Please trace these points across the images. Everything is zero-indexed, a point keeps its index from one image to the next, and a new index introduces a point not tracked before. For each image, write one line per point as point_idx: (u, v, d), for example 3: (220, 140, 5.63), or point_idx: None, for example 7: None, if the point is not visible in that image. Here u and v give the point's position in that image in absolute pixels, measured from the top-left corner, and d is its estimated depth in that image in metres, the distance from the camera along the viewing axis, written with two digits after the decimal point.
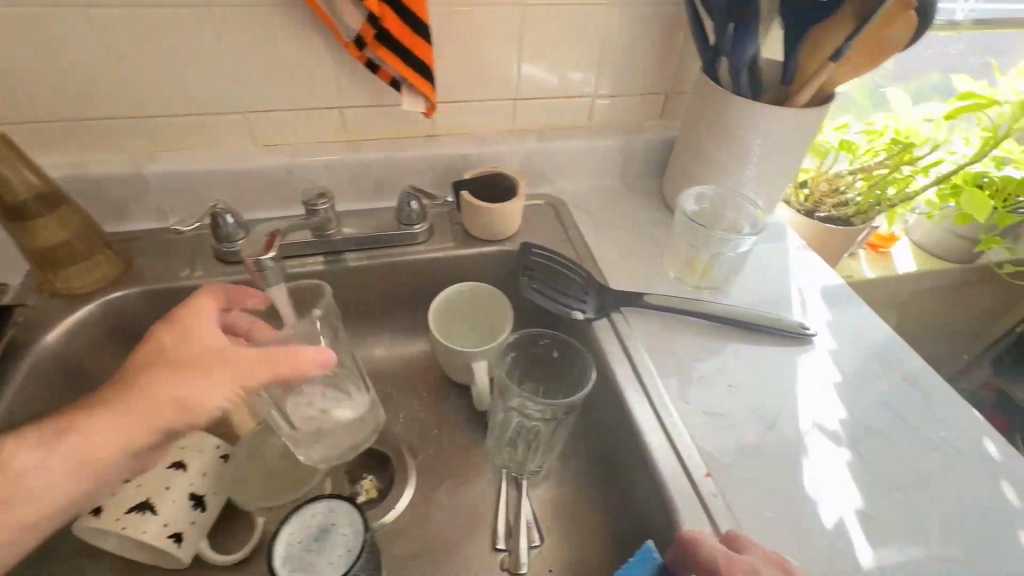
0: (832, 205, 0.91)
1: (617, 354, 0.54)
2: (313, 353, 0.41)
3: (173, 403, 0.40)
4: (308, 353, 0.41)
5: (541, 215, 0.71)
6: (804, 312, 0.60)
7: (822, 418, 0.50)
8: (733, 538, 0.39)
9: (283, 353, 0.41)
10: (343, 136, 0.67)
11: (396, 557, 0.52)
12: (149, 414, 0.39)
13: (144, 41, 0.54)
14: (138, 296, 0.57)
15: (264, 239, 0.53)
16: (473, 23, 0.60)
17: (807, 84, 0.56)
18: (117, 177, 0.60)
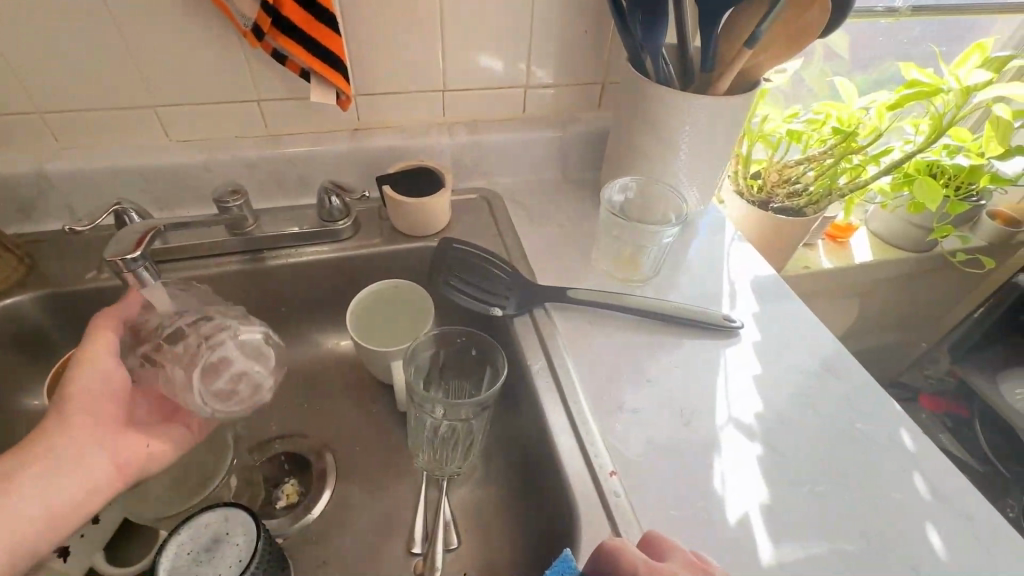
0: (785, 196, 0.90)
1: (537, 351, 0.52)
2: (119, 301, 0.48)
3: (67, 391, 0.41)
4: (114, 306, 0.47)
5: (474, 210, 0.69)
6: (734, 305, 0.60)
7: (739, 413, 0.49)
8: (654, 543, 0.36)
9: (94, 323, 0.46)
10: (264, 130, 0.64)
11: (307, 565, 0.50)
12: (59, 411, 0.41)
13: (30, 31, 0.51)
14: (41, 299, 0.55)
15: (133, 237, 0.46)
16: (389, 11, 0.58)
17: (728, 70, 0.55)
18: (19, 176, 0.58)
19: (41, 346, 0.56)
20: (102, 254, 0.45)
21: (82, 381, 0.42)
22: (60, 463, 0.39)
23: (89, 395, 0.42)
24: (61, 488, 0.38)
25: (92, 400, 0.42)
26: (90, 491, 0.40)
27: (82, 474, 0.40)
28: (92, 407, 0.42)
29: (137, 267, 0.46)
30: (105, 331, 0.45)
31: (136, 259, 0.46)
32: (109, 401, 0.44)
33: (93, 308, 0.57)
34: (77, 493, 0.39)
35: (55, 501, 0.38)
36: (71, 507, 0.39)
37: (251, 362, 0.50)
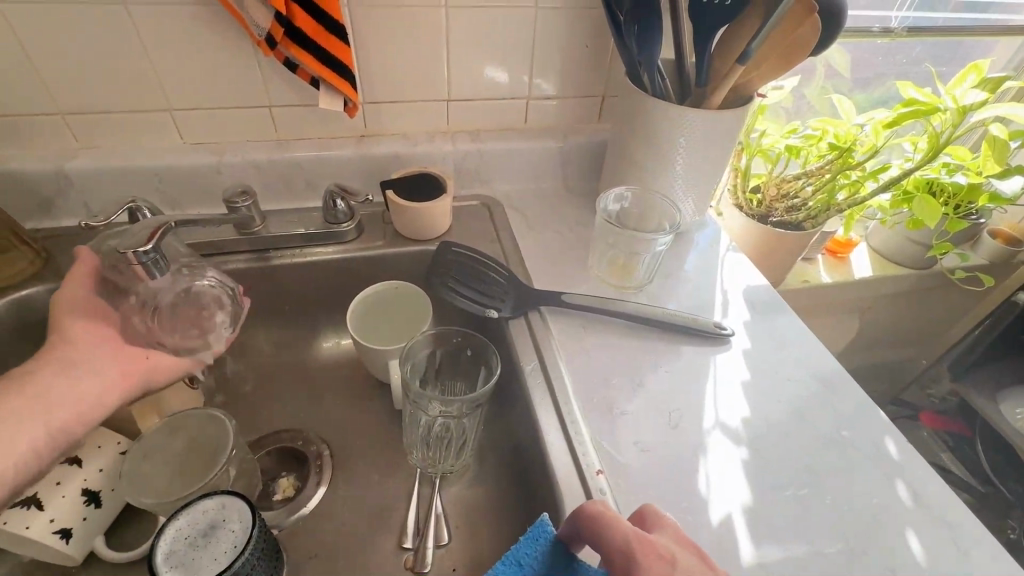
0: (783, 210, 0.92)
1: (530, 352, 0.54)
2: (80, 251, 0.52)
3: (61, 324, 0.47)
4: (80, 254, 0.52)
5: (476, 216, 0.71)
6: (726, 313, 0.61)
7: (726, 417, 0.50)
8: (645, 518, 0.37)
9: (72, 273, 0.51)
10: (274, 135, 0.67)
11: (300, 557, 0.51)
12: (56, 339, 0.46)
13: (57, 37, 0.54)
14: (55, 291, 0.57)
15: (146, 231, 0.49)
16: (398, 23, 0.61)
17: (720, 86, 0.56)
18: (39, 173, 0.60)
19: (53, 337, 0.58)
20: (117, 247, 0.48)
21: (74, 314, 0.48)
22: (69, 372, 0.45)
23: (81, 318, 0.48)
24: (71, 390, 0.44)
25: (85, 326, 0.48)
26: (98, 397, 0.45)
27: (88, 381, 0.45)
28: (86, 328, 0.47)
29: (148, 261, 0.49)
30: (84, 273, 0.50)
31: (147, 253, 0.48)
32: (105, 327, 0.49)
33: None
34: (88, 396, 0.45)
35: (68, 401, 0.44)
36: (86, 409, 0.45)
37: (212, 308, 0.54)
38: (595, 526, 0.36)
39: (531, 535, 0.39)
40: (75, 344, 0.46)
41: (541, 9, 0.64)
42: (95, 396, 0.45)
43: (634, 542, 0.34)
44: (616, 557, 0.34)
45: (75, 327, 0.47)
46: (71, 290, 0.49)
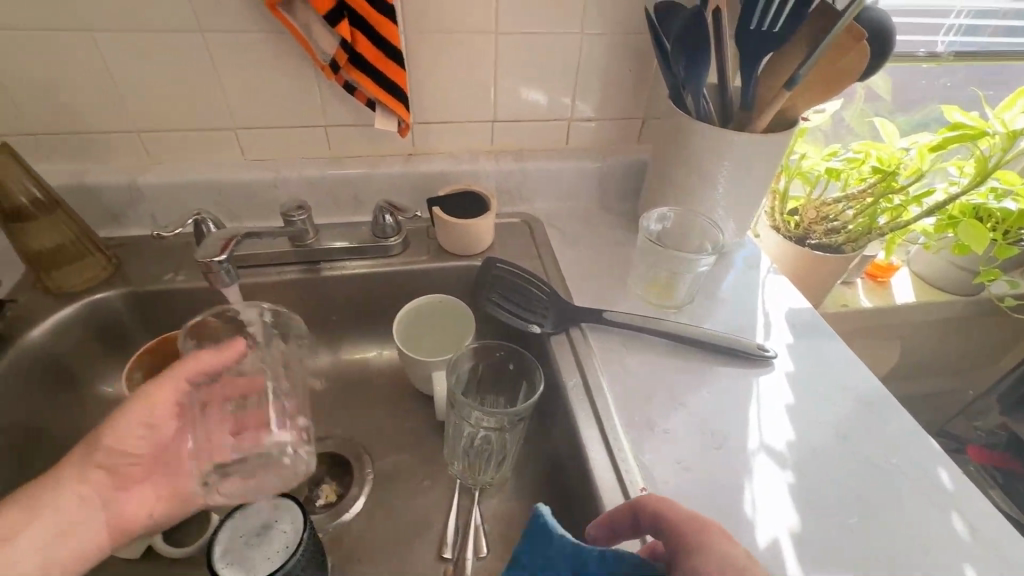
0: (822, 232, 0.91)
1: (571, 367, 0.55)
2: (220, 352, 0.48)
3: (96, 452, 0.44)
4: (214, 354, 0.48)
5: (516, 233, 0.73)
6: (767, 334, 0.61)
7: (770, 439, 0.50)
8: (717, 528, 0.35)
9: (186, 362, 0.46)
10: (327, 152, 0.70)
11: (342, 561, 0.52)
12: (83, 466, 0.44)
13: (140, 62, 0.59)
14: (124, 296, 0.61)
15: (222, 242, 0.53)
16: (450, 49, 0.64)
17: (766, 109, 0.57)
18: (113, 185, 0.65)
19: (120, 339, 0.62)
20: (194, 256, 0.52)
21: (124, 436, 0.45)
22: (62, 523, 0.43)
23: (110, 451, 0.45)
24: (48, 545, 0.41)
25: (116, 456, 0.45)
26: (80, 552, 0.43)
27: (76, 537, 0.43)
28: (113, 463, 0.45)
29: (223, 269, 0.53)
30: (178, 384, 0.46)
31: (222, 261, 0.52)
32: (135, 460, 0.46)
33: (166, 308, 0.63)
34: (66, 553, 0.42)
35: (47, 557, 0.41)
36: (65, 564, 0.42)
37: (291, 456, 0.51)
38: (649, 513, 0.37)
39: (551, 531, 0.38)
40: (85, 484, 0.44)
41: (585, 35, 0.66)
42: (70, 553, 0.43)
43: (694, 520, 0.35)
44: (672, 533, 0.35)
45: (99, 461, 0.45)
46: (137, 408, 0.45)
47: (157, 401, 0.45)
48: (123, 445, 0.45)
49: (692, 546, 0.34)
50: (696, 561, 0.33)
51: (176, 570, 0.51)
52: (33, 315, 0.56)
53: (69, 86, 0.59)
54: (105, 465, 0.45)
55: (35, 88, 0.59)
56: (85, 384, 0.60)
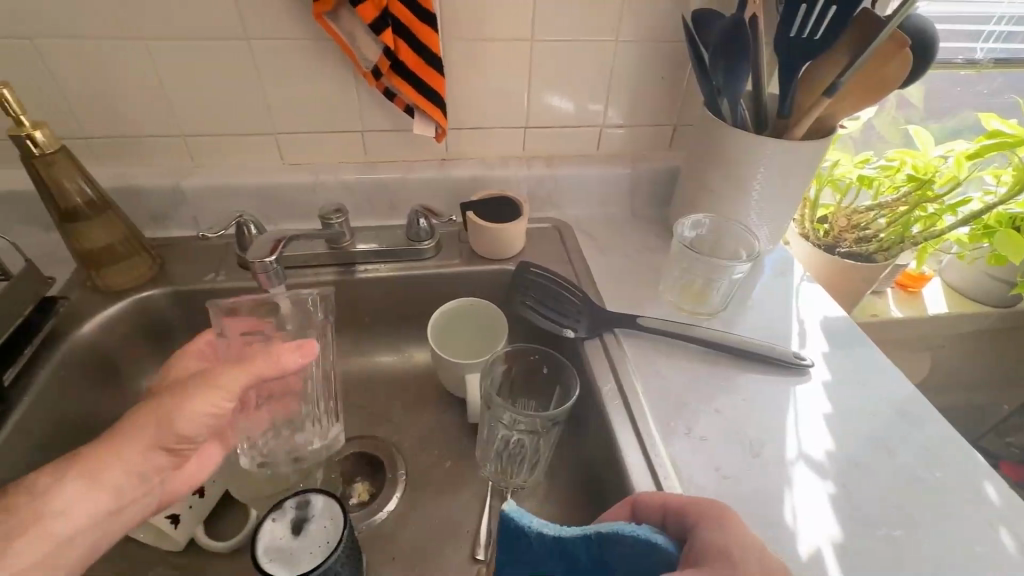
0: (853, 240, 0.89)
1: (606, 372, 0.55)
2: (299, 354, 0.47)
3: (168, 433, 0.42)
4: (292, 355, 0.47)
5: (547, 238, 0.73)
6: (802, 343, 0.60)
7: (809, 448, 0.49)
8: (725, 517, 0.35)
9: (266, 358, 0.46)
10: (363, 157, 0.72)
11: (376, 558, 0.53)
12: (151, 444, 0.41)
13: (189, 69, 0.61)
14: (168, 294, 0.63)
15: (271, 243, 0.58)
16: (486, 56, 0.65)
17: (803, 117, 0.57)
18: (159, 188, 0.67)
19: (163, 336, 0.64)
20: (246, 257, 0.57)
21: (193, 419, 0.43)
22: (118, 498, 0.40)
23: (173, 436, 0.42)
24: (100, 522, 0.40)
25: (181, 437, 0.43)
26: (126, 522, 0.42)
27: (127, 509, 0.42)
28: (178, 442, 0.43)
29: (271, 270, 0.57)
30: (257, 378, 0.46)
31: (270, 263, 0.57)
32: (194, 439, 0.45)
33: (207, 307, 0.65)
34: (115, 527, 0.41)
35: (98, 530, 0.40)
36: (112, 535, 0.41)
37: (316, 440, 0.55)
38: (649, 504, 0.39)
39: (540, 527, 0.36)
40: (147, 461, 0.42)
41: (620, 43, 0.66)
42: (118, 526, 0.41)
43: (702, 504, 0.36)
44: (676, 521, 0.37)
45: (167, 442, 0.42)
46: (208, 396, 0.43)
47: (231, 391, 0.44)
48: (192, 428, 0.43)
49: (706, 521, 0.35)
50: (709, 533, 0.34)
51: (217, 562, 0.52)
52: (83, 312, 0.58)
53: (121, 91, 0.62)
54: (164, 445, 0.42)
55: (90, 94, 0.61)
56: (128, 379, 0.62)
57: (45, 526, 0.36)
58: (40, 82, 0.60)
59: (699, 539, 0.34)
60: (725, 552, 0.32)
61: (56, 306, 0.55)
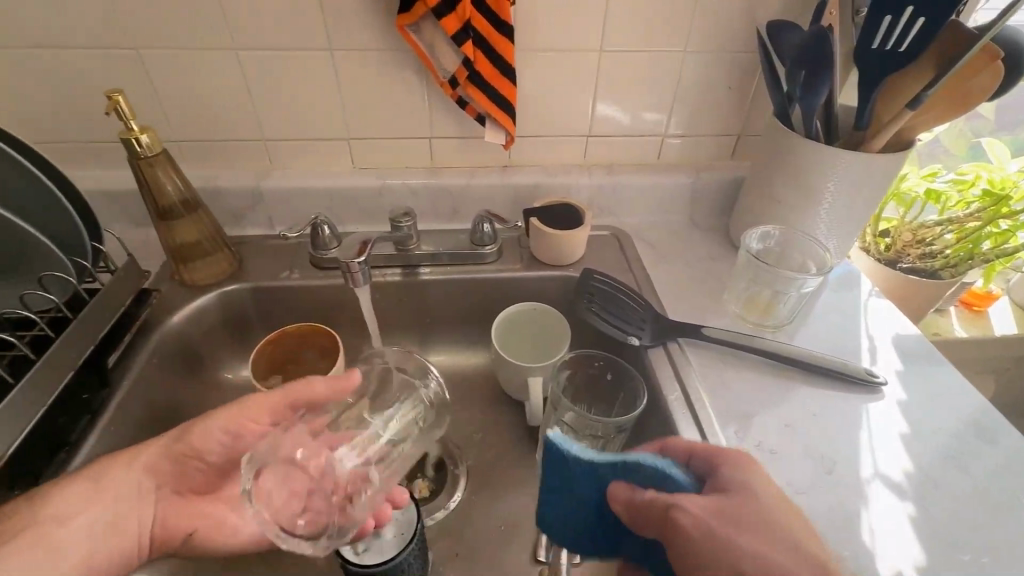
0: (917, 256, 0.85)
1: (671, 380, 0.55)
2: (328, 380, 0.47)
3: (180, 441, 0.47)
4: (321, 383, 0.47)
5: (605, 245, 0.74)
6: (873, 360, 0.59)
7: (884, 468, 0.48)
8: (745, 459, 0.39)
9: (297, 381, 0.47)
10: (428, 163, 0.74)
11: (440, 553, 0.55)
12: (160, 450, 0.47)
13: (274, 78, 0.65)
14: (247, 290, 0.67)
15: (357, 246, 0.60)
16: (555, 65, 0.66)
17: (882, 130, 0.56)
18: (240, 189, 0.71)
19: (240, 329, 0.68)
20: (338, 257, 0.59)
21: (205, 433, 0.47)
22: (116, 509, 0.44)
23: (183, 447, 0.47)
24: (99, 526, 0.43)
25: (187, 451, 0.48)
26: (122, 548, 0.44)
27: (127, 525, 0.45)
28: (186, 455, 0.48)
29: (359, 270, 0.59)
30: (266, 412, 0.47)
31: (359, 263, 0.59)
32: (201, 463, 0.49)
33: (281, 303, 0.68)
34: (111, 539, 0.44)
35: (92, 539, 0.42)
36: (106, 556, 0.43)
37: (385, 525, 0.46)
38: (675, 443, 0.41)
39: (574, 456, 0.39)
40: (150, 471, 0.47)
41: (689, 53, 0.67)
42: (115, 544, 0.44)
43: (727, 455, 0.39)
44: (698, 458, 0.40)
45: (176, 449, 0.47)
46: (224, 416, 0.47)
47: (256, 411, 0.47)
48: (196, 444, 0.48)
49: (731, 467, 0.38)
50: (731, 477, 0.37)
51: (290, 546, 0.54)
52: (172, 304, 0.62)
53: (212, 98, 0.66)
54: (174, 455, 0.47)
55: (184, 101, 0.66)
56: (209, 368, 0.66)
57: (47, 527, 0.40)
58: (142, 88, 0.64)
59: (720, 479, 0.37)
60: (749, 489, 0.36)
61: (149, 296, 0.59)
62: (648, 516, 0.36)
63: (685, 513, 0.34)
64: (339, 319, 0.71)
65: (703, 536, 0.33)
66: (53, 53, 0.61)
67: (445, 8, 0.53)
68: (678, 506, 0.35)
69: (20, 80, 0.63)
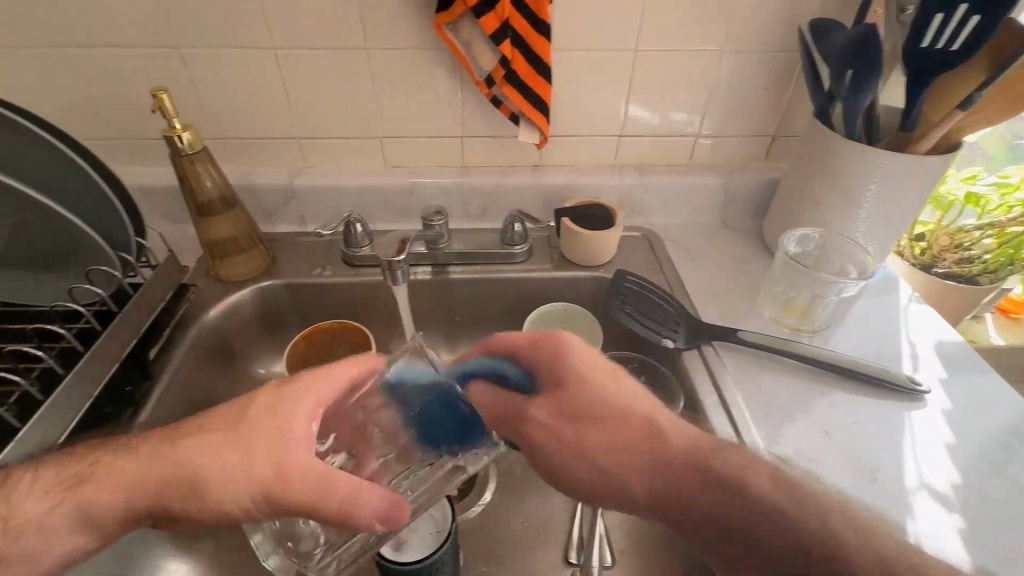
0: (954, 261, 0.83)
1: (706, 383, 0.54)
2: (375, 505, 0.36)
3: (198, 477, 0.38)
4: (370, 504, 0.36)
5: (636, 246, 0.73)
6: (915, 367, 0.57)
7: (931, 478, 0.47)
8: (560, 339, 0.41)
9: (343, 482, 0.37)
10: (459, 162, 0.74)
11: (470, 551, 0.55)
12: (167, 475, 0.39)
13: (310, 76, 0.65)
14: (280, 286, 0.67)
15: (396, 245, 0.60)
16: (590, 64, 0.66)
17: (930, 132, 0.54)
18: (274, 186, 0.72)
19: (273, 324, 0.69)
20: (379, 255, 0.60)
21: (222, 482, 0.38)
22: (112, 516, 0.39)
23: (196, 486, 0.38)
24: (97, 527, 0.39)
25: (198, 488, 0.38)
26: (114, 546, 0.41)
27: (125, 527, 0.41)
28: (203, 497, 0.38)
29: (399, 268, 0.60)
30: (279, 505, 0.38)
31: (400, 263, 0.59)
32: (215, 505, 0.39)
33: (313, 299, 0.69)
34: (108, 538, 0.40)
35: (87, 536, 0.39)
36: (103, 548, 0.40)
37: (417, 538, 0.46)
38: (505, 344, 0.42)
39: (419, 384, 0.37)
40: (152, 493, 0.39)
41: (726, 53, 0.66)
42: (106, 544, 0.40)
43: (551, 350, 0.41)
44: (525, 353, 0.42)
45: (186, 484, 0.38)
46: (243, 468, 0.38)
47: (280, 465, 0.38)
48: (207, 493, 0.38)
49: (553, 357, 0.41)
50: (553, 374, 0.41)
51: None
52: (209, 299, 0.63)
53: (249, 96, 0.66)
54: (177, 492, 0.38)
55: (221, 99, 0.67)
56: (243, 363, 0.67)
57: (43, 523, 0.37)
58: (181, 86, 0.65)
59: (548, 372, 0.41)
60: (581, 383, 0.40)
61: (186, 291, 0.61)
62: (499, 421, 0.39)
63: (535, 422, 0.40)
64: (369, 316, 0.71)
65: (540, 426, 0.40)
66: (98, 52, 0.63)
67: (484, 7, 0.53)
68: (528, 413, 0.40)
69: (64, 78, 0.65)
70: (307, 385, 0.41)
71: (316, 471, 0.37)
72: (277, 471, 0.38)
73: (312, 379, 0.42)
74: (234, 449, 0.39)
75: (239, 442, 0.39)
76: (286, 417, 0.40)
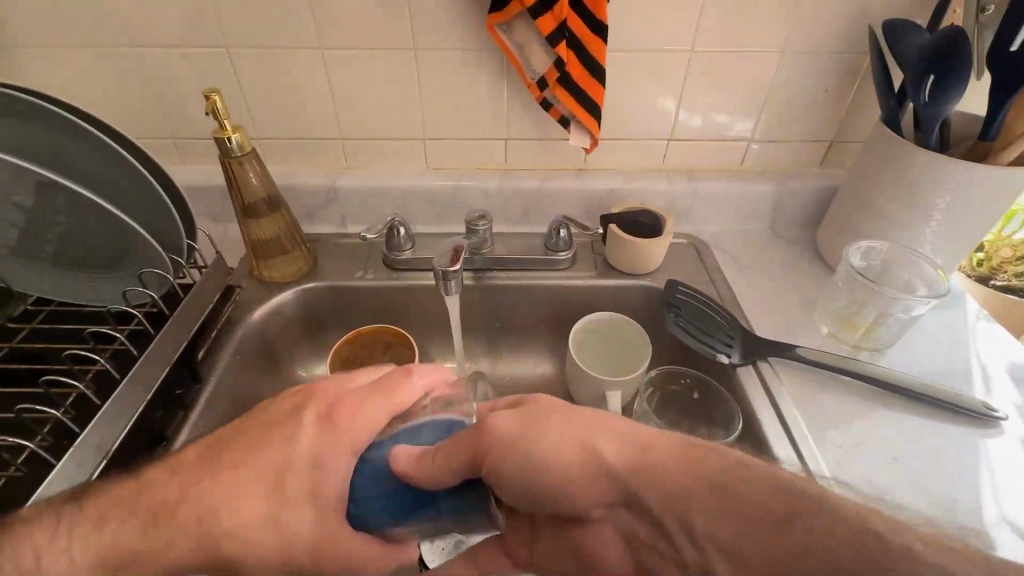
0: (1014, 274, 0.77)
1: (762, 398, 0.53)
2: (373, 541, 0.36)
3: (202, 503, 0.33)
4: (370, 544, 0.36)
5: (683, 254, 0.71)
6: (988, 391, 0.54)
7: (1013, 513, 0.44)
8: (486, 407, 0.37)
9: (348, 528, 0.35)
10: (503, 165, 0.73)
11: None
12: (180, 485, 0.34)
13: (356, 76, 0.64)
14: (321, 288, 0.67)
15: (450, 253, 0.59)
16: (642, 66, 0.64)
17: (1015, 142, 0.51)
18: (316, 187, 0.71)
19: (314, 326, 0.68)
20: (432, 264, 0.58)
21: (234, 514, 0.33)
22: None
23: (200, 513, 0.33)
24: None
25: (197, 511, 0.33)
26: None
27: None
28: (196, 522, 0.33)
29: (452, 279, 0.58)
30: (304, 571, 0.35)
31: (453, 272, 0.58)
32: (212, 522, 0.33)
33: (354, 302, 0.68)
34: None
35: None
36: None
37: None
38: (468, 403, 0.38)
39: (445, 420, 0.35)
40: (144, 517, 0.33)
41: (785, 54, 0.63)
42: None
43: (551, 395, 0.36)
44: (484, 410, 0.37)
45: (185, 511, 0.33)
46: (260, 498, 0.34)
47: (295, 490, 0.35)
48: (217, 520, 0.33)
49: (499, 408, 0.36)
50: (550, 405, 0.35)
51: None
52: (251, 301, 0.63)
53: (294, 96, 0.66)
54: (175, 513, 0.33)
55: (267, 99, 0.66)
56: (284, 365, 0.67)
57: None
58: (227, 85, 0.65)
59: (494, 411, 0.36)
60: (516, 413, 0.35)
61: (232, 293, 0.61)
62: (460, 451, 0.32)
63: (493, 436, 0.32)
64: (409, 320, 0.70)
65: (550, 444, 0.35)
66: (148, 51, 0.63)
67: (542, 7, 0.51)
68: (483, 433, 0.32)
69: (114, 77, 0.65)
70: (346, 429, 0.35)
71: (346, 540, 0.35)
72: (314, 539, 0.34)
73: (352, 424, 0.36)
74: (264, 508, 0.34)
75: (273, 500, 0.34)
76: (324, 476, 0.35)
